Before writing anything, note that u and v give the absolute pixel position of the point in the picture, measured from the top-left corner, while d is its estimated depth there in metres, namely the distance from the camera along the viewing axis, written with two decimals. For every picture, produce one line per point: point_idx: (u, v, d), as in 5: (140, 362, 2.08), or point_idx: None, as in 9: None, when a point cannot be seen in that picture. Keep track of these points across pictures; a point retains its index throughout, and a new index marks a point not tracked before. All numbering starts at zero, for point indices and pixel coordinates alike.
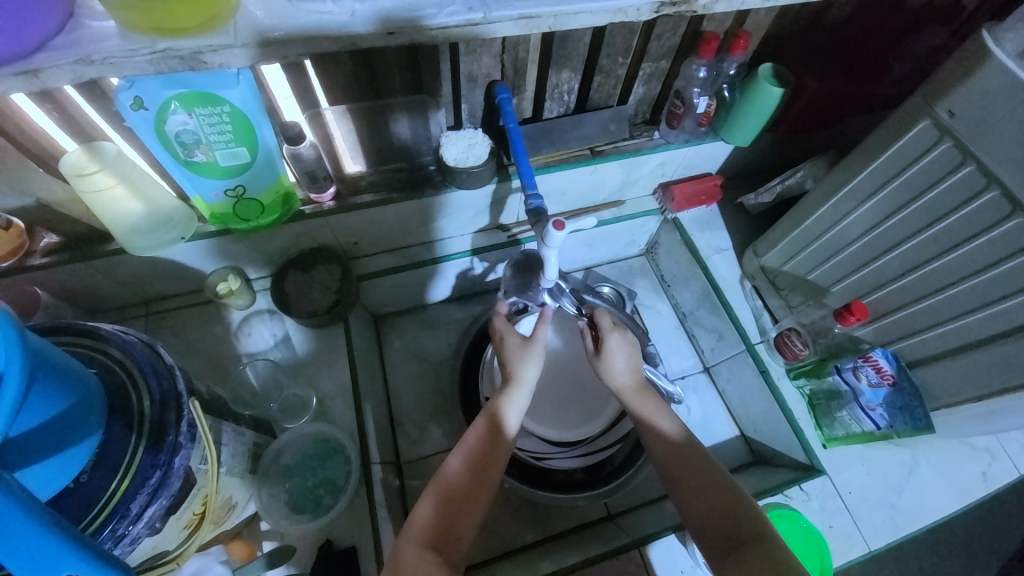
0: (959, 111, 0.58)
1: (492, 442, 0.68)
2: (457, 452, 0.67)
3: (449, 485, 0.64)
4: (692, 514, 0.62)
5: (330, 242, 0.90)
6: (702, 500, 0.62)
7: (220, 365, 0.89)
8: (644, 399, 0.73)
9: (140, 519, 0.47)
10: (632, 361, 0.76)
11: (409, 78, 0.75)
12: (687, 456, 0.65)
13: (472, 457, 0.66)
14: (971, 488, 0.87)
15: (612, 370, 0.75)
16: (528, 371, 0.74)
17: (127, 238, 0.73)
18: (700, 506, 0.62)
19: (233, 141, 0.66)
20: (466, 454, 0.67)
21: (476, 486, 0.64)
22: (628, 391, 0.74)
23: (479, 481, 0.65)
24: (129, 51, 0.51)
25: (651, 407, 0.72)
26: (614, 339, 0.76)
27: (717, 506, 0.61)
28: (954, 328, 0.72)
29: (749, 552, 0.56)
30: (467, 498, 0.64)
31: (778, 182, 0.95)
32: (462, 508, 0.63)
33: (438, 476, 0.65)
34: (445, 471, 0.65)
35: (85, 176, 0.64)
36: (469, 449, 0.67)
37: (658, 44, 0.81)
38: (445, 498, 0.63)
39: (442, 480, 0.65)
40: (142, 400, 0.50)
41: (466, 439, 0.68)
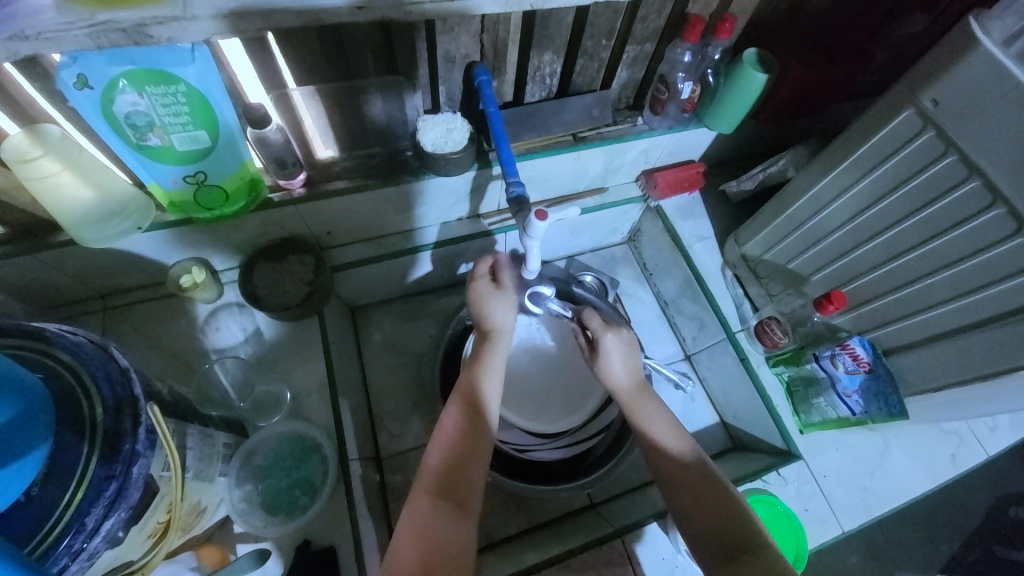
0: (943, 101, 0.58)
1: (470, 418, 0.67)
2: (438, 441, 0.65)
3: (436, 475, 0.62)
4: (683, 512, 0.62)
5: (302, 232, 0.86)
6: (700, 505, 0.61)
7: (186, 362, 0.85)
8: (643, 397, 0.74)
9: (98, 532, 0.44)
10: (629, 363, 0.77)
11: (382, 57, 0.70)
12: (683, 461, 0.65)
13: (456, 434, 0.65)
14: (937, 468, 0.90)
15: (609, 371, 0.77)
16: (500, 313, 0.77)
17: (76, 228, 0.68)
18: (698, 513, 0.61)
19: (192, 123, 0.61)
20: (447, 439, 0.65)
21: (465, 459, 0.63)
22: (625, 391, 0.75)
23: (471, 448, 0.64)
24: (66, 24, 0.46)
25: (647, 404, 0.73)
26: (608, 339, 0.78)
27: (715, 515, 0.60)
28: (929, 317, 0.74)
29: (743, 561, 0.55)
30: (461, 473, 0.62)
31: (761, 170, 0.95)
32: (457, 480, 0.62)
33: (424, 468, 0.64)
34: (430, 462, 0.64)
35: (28, 162, 0.58)
36: (450, 432, 0.66)
37: (643, 26, 0.79)
38: (432, 496, 0.60)
39: (427, 475, 0.63)
40: (94, 407, 0.47)
41: (445, 423, 0.67)
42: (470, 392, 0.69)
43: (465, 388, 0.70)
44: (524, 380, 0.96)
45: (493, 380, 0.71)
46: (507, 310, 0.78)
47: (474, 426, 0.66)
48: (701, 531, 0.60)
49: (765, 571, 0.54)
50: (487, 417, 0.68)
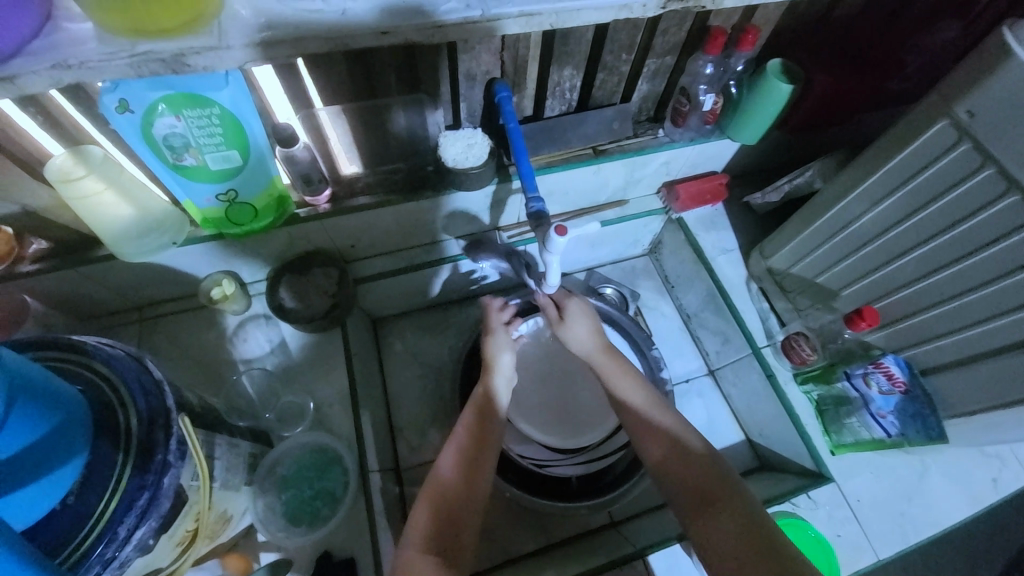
0: (979, 112, 0.56)
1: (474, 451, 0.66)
2: (449, 451, 0.66)
3: (442, 492, 0.62)
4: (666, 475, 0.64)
5: (327, 245, 0.88)
6: (686, 473, 0.63)
7: (215, 372, 0.88)
8: (610, 359, 0.77)
9: (129, 541, 0.45)
10: (593, 327, 0.79)
11: (405, 76, 0.72)
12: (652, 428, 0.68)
13: (466, 448, 0.66)
14: (980, 493, 0.85)
15: (577, 339, 0.79)
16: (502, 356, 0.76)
17: (116, 243, 0.71)
18: (683, 478, 0.63)
19: (224, 144, 0.64)
20: (458, 451, 0.66)
21: (473, 477, 0.64)
22: (596, 355, 0.77)
23: (478, 467, 0.65)
24: (108, 54, 0.49)
25: (616, 369, 0.75)
26: (573, 307, 0.80)
27: (697, 474, 0.62)
28: (969, 335, 0.70)
29: (719, 512, 0.58)
30: (468, 493, 0.63)
31: (786, 181, 0.93)
32: (464, 501, 0.62)
33: (429, 483, 0.63)
34: (436, 477, 0.64)
35: (70, 181, 0.61)
36: (460, 445, 0.67)
37: (663, 40, 0.78)
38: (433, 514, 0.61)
39: (431, 492, 0.62)
40: (129, 418, 0.48)
41: (456, 435, 0.68)
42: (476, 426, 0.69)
43: (474, 411, 0.70)
44: (542, 393, 0.95)
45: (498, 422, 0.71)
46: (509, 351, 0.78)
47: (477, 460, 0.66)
48: (670, 481, 0.63)
49: (739, 520, 0.57)
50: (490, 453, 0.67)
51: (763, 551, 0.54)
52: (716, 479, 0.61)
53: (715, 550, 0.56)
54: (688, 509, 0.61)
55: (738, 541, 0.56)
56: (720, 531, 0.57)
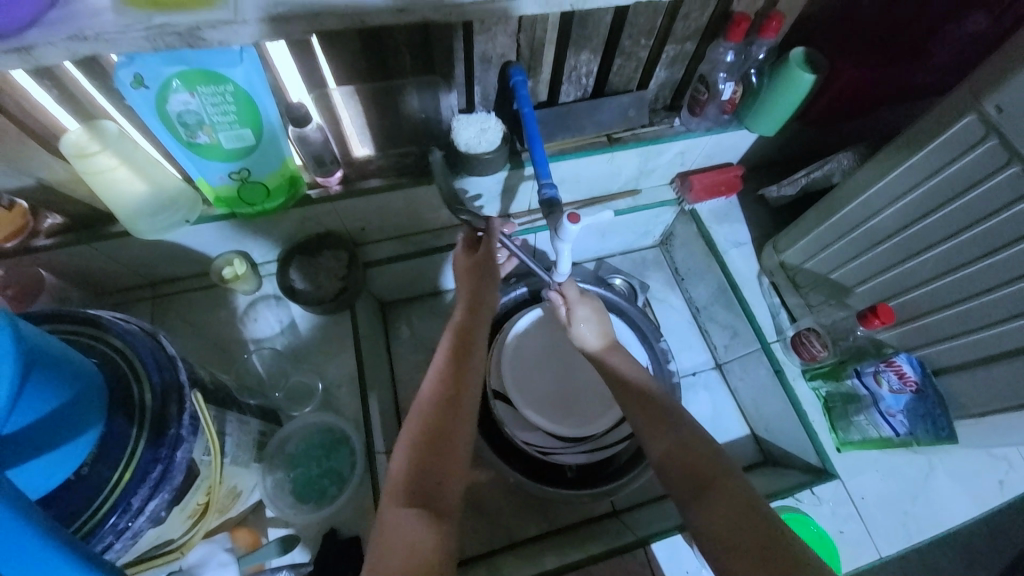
0: (1009, 106, 0.54)
1: (452, 382, 0.66)
2: (428, 381, 0.67)
3: (423, 423, 0.63)
4: (654, 448, 0.65)
5: (337, 228, 0.88)
6: (677, 447, 0.63)
7: (226, 350, 0.89)
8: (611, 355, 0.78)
9: (142, 512, 0.46)
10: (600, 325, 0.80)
11: (420, 57, 0.71)
12: (640, 395, 0.70)
13: (444, 379, 0.67)
14: (986, 495, 0.84)
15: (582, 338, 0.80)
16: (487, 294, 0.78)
17: (131, 219, 0.71)
18: (673, 454, 0.63)
19: (238, 122, 0.64)
20: (438, 381, 0.67)
21: (455, 401, 0.65)
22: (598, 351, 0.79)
23: (460, 392, 0.66)
24: (125, 26, 0.48)
25: (616, 359, 0.77)
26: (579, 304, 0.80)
27: (689, 453, 0.62)
28: (986, 336, 0.69)
29: (713, 490, 0.58)
30: (450, 415, 0.63)
31: (804, 174, 0.91)
32: (447, 419, 0.63)
33: (409, 420, 0.64)
34: (418, 411, 0.64)
35: (86, 156, 0.62)
36: (439, 377, 0.67)
37: (684, 25, 0.76)
38: (418, 450, 0.60)
39: (415, 423, 0.63)
40: (143, 393, 0.49)
41: (434, 368, 0.68)
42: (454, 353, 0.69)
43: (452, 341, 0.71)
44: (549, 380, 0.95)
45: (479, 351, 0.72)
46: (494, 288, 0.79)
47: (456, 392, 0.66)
48: (667, 461, 0.63)
49: (733, 495, 0.57)
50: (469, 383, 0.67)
51: (757, 518, 0.54)
52: (704, 453, 0.61)
53: (717, 537, 0.54)
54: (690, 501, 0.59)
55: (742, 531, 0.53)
56: (721, 520, 0.55)
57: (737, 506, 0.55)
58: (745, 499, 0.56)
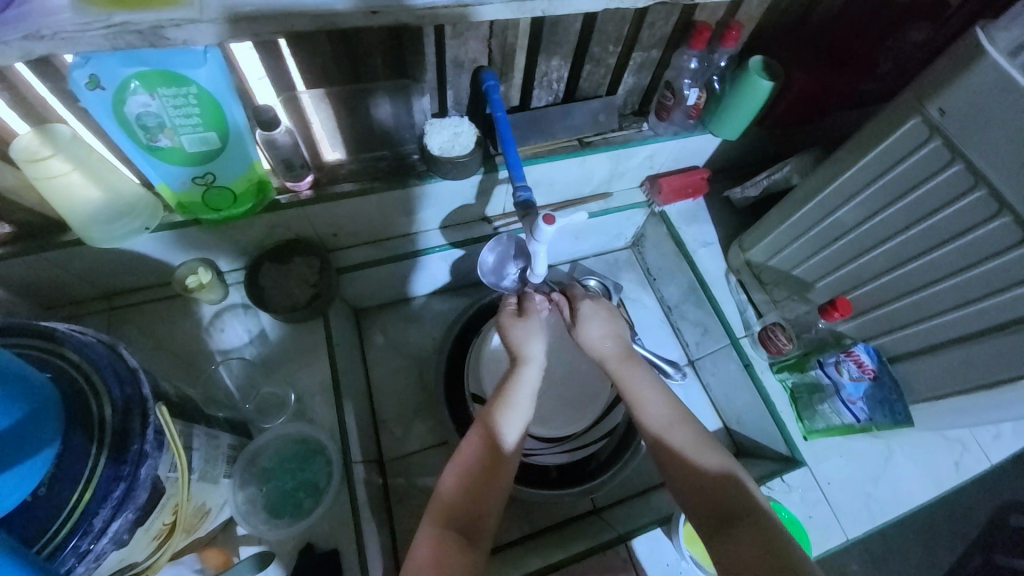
0: (950, 110, 0.58)
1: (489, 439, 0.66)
2: (454, 467, 0.64)
3: (451, 506, 0.61)
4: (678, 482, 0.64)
5: (308, 233, 0.86)
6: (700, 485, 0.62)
7: (190, 363, 0.85)
8: (625, 363, 0.76)
9: (105, 534, 0.44)
10: (604, 326, 0.80)
11: (391, 60, 0.71)
12: (671, 434, 0.67)
13: (472, 463, 0.64)
14: (943, 476, 0.90)
15: (592, 338, 0.79)
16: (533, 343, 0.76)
17: (84, 227, 0.68)
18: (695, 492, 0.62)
19: (202, 125, 0.62)
20: (465, 467, 0.64)
21: (483, 485, 0.63)
22: (612, 357, 0.77)
23: (491, 469, 0.64)
24: (83, 25, 0.47)
25: (632, 369, 0.75)
26: (585, 306, 0.81)
27: (711, 492, 0.61)
28: (936, 324, 0.74)
29: (737, 531, 0.57)
30: (479, 496, 0.62)
31: (765, 176, 0.95)
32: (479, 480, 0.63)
33: (434, 498, 0.62)
34: (445, 486, 0.63)
35: (39, 161, 0.59)
36: (469, 457, 0.65)
37: (650, 33, 0.79)
38: (445, 518, 0.60)
39: (440, 503, 0.62)
40: (103, 407, 0.46)
41: (462, 455, 0.65)
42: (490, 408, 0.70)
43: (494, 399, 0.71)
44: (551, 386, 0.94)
45: (520, 407, 0.70)
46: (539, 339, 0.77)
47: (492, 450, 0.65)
48: (693, 498, 0.62)
49: (756, 538, 0.56)
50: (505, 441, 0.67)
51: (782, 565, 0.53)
52: (734, 499, 0.60)
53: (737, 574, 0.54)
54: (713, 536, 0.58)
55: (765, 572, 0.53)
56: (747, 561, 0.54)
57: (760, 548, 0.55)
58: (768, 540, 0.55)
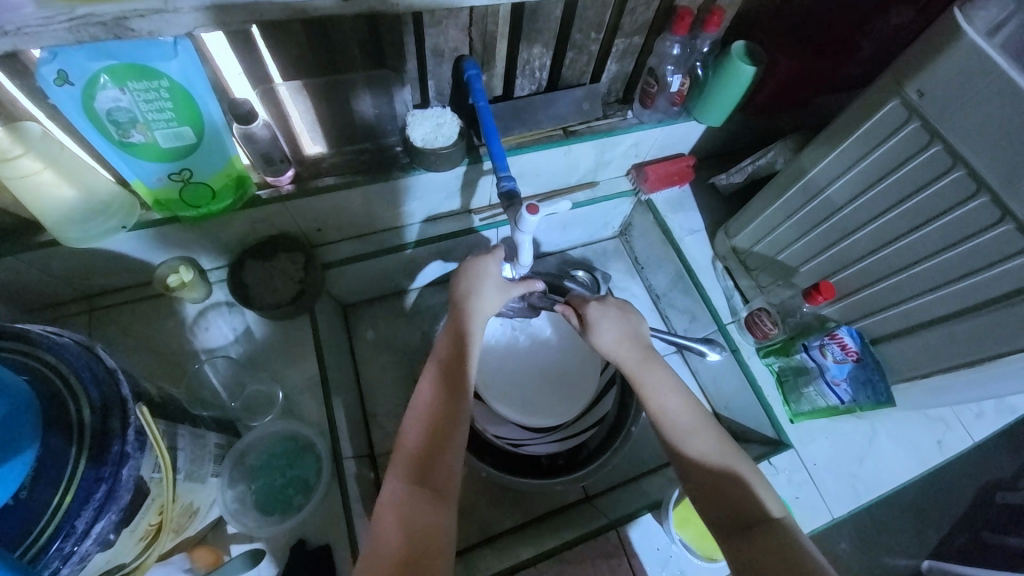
0: (928, 91, 0.59)
1: (447, 388, 0.67)
2: (414, 415, 0.65)
3: (413, 452, 0.62)
4: (695, 483, 0.64)
5: (291, 229, 0.85)
6: (718, 489, 0.63)
7: (175, 363, 0.84)
8: (643, 366, 0.73)
9: (88, 536, 0.43)
10: (617, 330, 0.77)
11: (370, 50, 0.70)
12: (690, 436, 0.67)
13: (431, 407, 0.65)
14: (926, 454, 0.92)
15: (603, 341, 0.77)
16: (485, 295, 0.76)
17: (58, 227, 0.66)
18: (713, 493, 0.63)
19: (176, 120, 0.60)
20: (424, 413, 0.65)
21: (443, 428, 0.64)
22: (629, 359, 0.74)
23: (450, 411, 0.65)
24: (45, 19, 0.45)
25: (653, 374, 0.72)
26: (593, 310, 0.78)
27: (730, 496, 0.62)
28: (917, 305, 0.75)
29: (755, 535, 0.57)
30: (440, 440, 0.63)
31: (749, 162, 0.96)
32: (440, 428, 0.64)
33: (397, 449, 0.63)
34: (406, 433, 0.64)
35: (9, 160, 0.57)
36: (427, 406, 0.66)
37: (631, 19, 0.79)
38: (410, 468, 0.60)
39: (404, 453, 0.62)
40: (81, 409, 0.46)
41: (420, 401, 0.66)
42: (445, 360, 0.70)
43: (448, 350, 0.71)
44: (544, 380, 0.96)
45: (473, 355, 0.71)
46: (492, 291, 0.77)
47: (450, 397, 0.66)
48: (712, 500, 0.63)
49: (775, 544, 0.56)
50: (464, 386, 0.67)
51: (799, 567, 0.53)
52: (750, 503, 0.61)
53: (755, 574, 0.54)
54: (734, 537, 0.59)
55: (777, 568, 0.53)
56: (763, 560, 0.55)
57: (779, 552, 0.55)
58: (785, 544, 0.55)
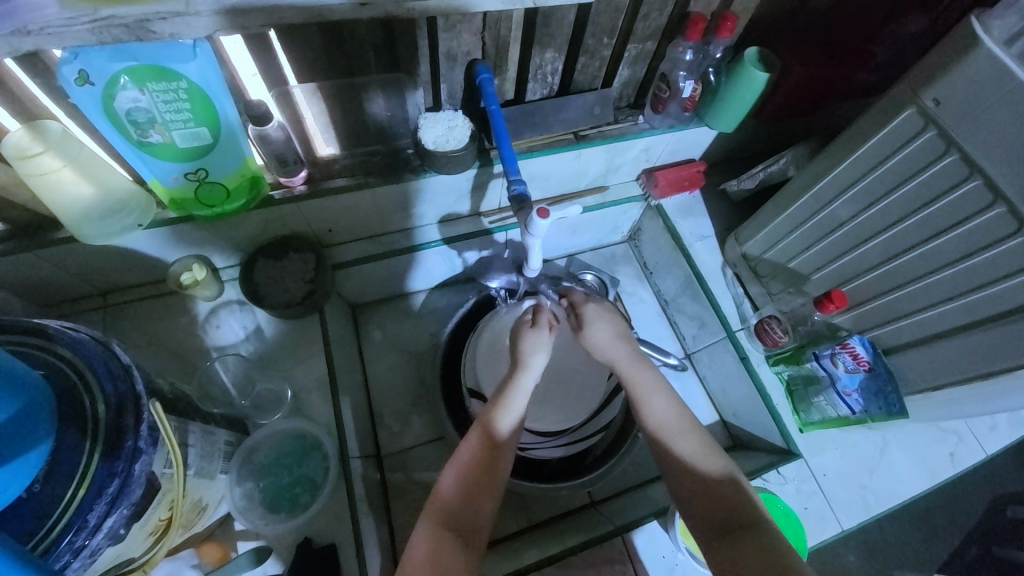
0: (945, 99, 0.58)
1: (489, 443, 0.65)
2: (452, 466, 0.64)
3: (447, 503, 0.61)
4: (681, 485, 0.63)
5: (303, 229, 0.86)
6: (703, 491, 0.60)
7: (187, 360, 0.85)
8: (638, 368, 0.73)
9: (100, 530, 0.43)
10: (612, 328, 0.78)
11: (384, 54, 0.70)
12: (678, 436, 0.65)
13: (471, 460, 0.64)
14: (937, 467, 0.90)
15: (598, 341, 0.78)
16: (534, 357, 0.75)
17: (77, 224, 0.67)
18: (699, 495, 0.61)
19: (193, 120, 0.61)
20: (464, 465, 0.64)
21: (481, 482, 0.62)
22: (622, 360, 0.75)
23: (490, 469, 0.64)
24: (68, 20, 0.46)
25: (645, 376, 0.72)
26: (590, 309, 0.81)
27: (715, 499, 0.60)
28: (931, 315, 0.74)
29: (737, 539, 0.55)
30: (476, 496, 0.62)
31: (761, 169, 0.95)
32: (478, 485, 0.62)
33: (432, 498, 0.62)
34: (444, 484, 0.63)
35: (29, 158, 0.58)
36: (467, 460, 0.64)
37: (644, 24, 0.79)
38: (442, 522, 0.60)
39: (437, 502, 0.62)
40: (96, 404, 0.46)
41: (461, 452, 0.65)
42: (491, 416, 0.68)
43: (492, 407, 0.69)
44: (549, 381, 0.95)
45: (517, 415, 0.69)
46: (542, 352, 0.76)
47: (492, 456, 0.65)
48: (696, 502, 0.61)
49: (759, 548, 0.54)
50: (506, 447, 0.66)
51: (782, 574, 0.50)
52: (736, 505, 0.59)
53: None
54: (720, 543, 0.57)
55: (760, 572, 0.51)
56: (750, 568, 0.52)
57: (762, 558, 0.52)
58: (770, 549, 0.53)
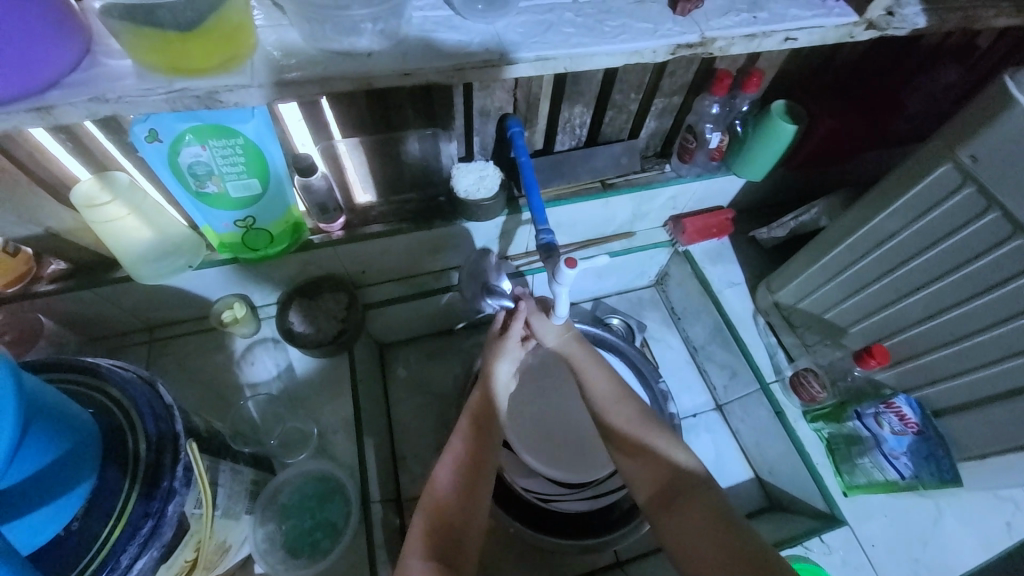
0: (982, 156, 0.57)
1: (480, 443, 0.68)
2: (445, 465, 0.66)
3: (439, 505, 0.63)
4: (625, 459, 0.70)
5: (338, 271, 0.89)
6: (646, 461, 0.67)
7: (221, 396, 0.88)
8: (579, 351, 0.80)
9: (130, 571, 0.44)
10: (565, 327, 0.81)
11: (422, 111, 0.75)
12: (629, 421, 0.71)
13: (463, 460, 0.66)
14: (1000, 541, 0.82)
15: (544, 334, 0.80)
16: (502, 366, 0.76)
17: (134, 265, 0.72)
18: (643, 467, 0.67)
19: (245, 173, 0.66)
20: (455, 466, 0.65)
21: (474, 486, 0.64)
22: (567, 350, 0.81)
23: (480, 471, 0.66)
24: (144, 90, 0.50)
25: (587, 365, 0.79)
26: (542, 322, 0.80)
27: (660, 466, 0.66)
28: (985, 376, 0.69)
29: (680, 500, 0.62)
30: (469, 498, 0.64)
31: (792, 218, 0.95)
32: (471, 489, 0.64)
33: (425, 497, 0.64)
34: (437, 480, 0.64)
35: (96, 207, 0.64)
36: (459, 460, 0.66)
37: (671, 80, 0.81)
38: (433, 523, 0.61)
39: (428, 502, 0.63)
40: (138, 442, 0.48)
41: (453, 451, 0.67)
42: (477, 416, 0.70)
43: (478, 410, 0.71)
44: (575, 430, 0.93)
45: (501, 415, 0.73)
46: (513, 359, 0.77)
47: (482, 457, 0.67)
48: (640, 472, 0.67)
49: (696, 503, 0.61)
50: (495, 448, 0.69)
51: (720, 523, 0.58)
52: (675, 469, 0.65)
53: (682, 534, 0.60)
54: (658, 514, 0.63)
55: (700, 523, 0.59)
56: (689, 522, 0.60)
57: (702, 511, 0.60)
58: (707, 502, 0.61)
